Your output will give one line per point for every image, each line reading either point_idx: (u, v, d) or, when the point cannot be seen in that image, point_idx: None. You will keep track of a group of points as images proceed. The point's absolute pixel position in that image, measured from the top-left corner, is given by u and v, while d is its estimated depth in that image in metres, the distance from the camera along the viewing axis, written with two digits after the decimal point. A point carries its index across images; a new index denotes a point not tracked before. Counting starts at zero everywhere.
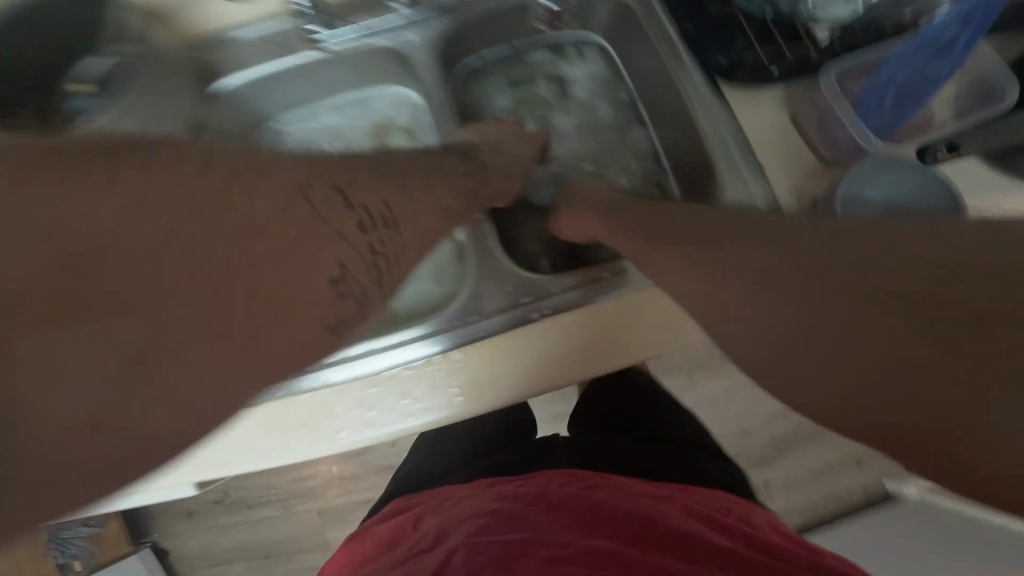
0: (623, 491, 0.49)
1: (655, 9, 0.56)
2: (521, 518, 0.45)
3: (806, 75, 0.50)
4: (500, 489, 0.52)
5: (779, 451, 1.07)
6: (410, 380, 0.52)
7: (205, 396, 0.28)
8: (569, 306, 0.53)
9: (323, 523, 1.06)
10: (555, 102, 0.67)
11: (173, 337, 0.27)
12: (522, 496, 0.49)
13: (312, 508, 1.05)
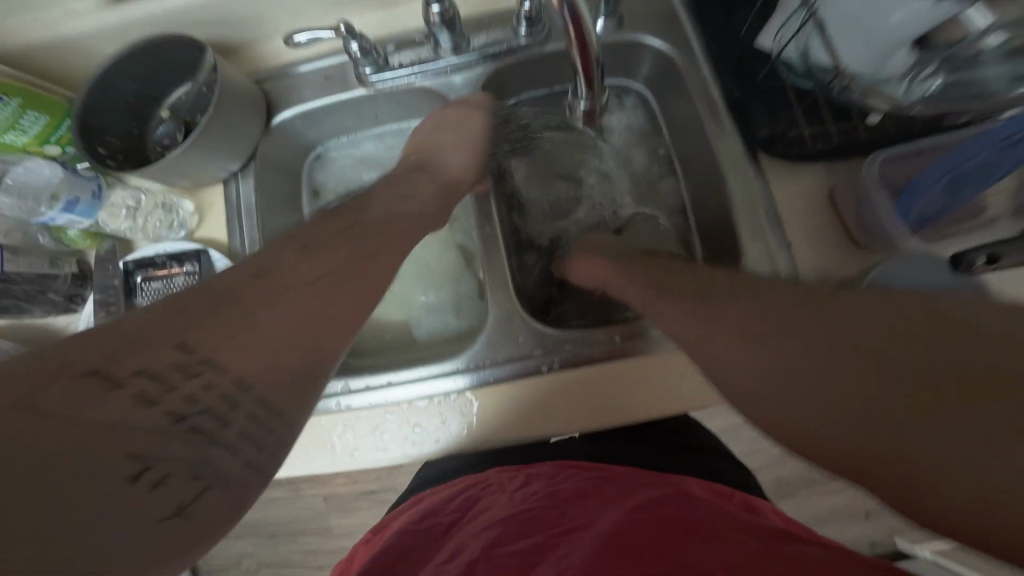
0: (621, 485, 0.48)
1: (699, 72, 0.56)
2: (531, 520, 0.44)
3: (847, 154, 0.50)
4: (500, 493, 0.51)
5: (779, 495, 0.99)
6: (423, 413, 0.54)
7: (216, 382, 0.30)
8: (584, 360, 0.54)
9: (327, 510, 1.10)
10: (591, 147, 0.68)
11: (186, 331, 0.30)
12: (523, 499, 0.48)
13: (318, 494, 1.09)
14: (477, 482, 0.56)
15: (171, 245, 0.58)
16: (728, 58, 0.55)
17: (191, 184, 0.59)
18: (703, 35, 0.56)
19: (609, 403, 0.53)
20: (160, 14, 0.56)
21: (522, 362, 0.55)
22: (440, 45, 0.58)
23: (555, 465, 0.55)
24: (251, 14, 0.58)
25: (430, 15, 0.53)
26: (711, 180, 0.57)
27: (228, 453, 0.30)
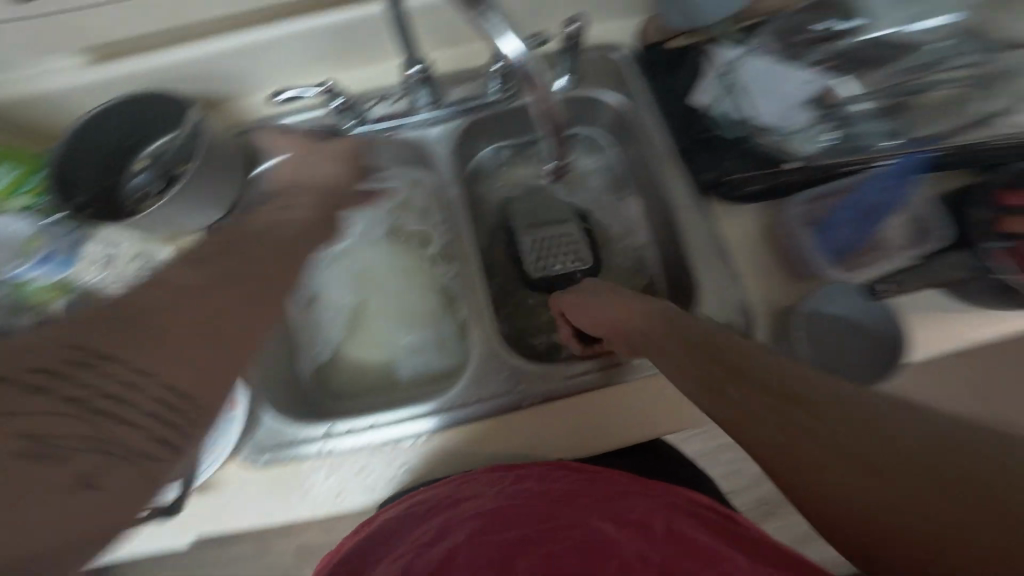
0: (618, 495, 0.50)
1: (652, 123, 0.63)
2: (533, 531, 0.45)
3: (782, 193, 0.56)
4: (498, 489, 0.52)
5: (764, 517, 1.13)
6: (410, 452, 0.56)
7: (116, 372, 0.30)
8: (564, 392, 0.58)
9: (298, 564, 1.05)
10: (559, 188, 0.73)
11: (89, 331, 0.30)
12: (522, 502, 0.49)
13: (288, 547, 1.04)
14: (469, 477, 0.54)
15: None
16: (674, 112, 0.62)
17: (169, 234, 0.60)
18: (653, 92, 0.63)
19: (589, 432, 0.57)
20: (143, 72, 0.59)
21: (506, 397, 0.58)
22: (418, 102, 0.64)
23: (547, 464, 0.55)
24: (234, 72, 0.62)
25: (408, 75, 0.59)
26: (666, 220, 0.63)
27: (135, 429, 0.30)
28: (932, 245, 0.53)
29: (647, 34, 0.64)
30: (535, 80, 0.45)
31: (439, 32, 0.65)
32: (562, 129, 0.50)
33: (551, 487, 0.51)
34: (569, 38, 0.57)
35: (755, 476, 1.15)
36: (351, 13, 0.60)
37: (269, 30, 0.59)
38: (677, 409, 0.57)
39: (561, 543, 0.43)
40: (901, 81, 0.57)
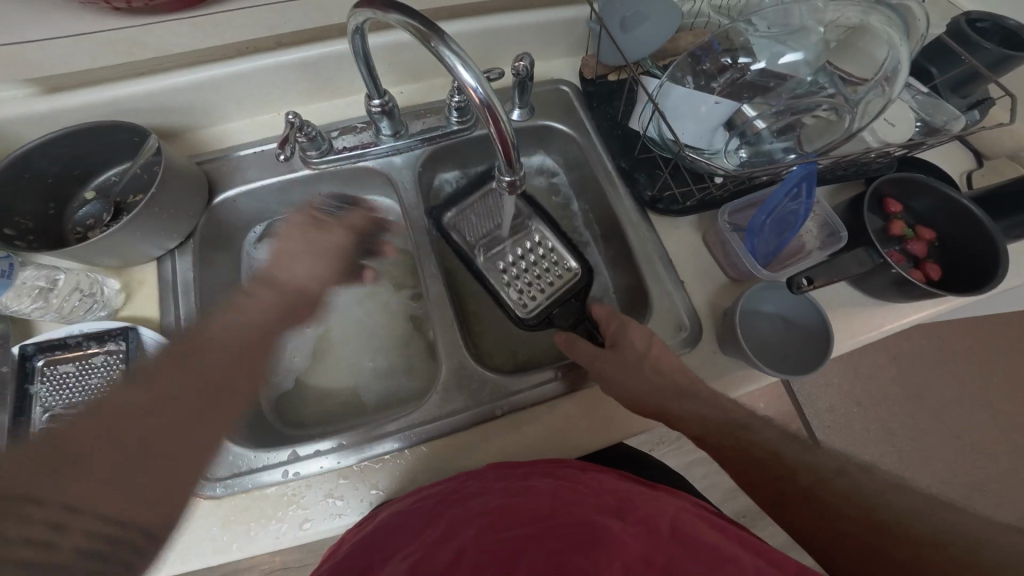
0: (630, 502, 0.52)
1: (598, 148, 0.70)
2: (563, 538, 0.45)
3: (715, 204, 0.64)
4: (509, 492, 0.50)
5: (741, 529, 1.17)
6: (379, 473, 0.56)
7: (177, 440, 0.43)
8: (533, 401, 0.60)
9: None
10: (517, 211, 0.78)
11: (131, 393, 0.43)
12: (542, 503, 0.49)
13: None
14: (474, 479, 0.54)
15: (91, 323, 0.55)
16: (614, 138, 0.69)
17: (120, 263, 0.58)
18: (596, 121, 0.71)
19: (554, 437, 0.59)
20: (94, 102, 0.58)
21: (475, 410, 0.59)
22: (381, 131, 0.66)
23: (549, 466, 0.55)
24: (197, 105, 0.63)
25: (373, 106, 0.61)
26: (615, 235, 0.69)
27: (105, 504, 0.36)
28: (837, 245, 0.61)
29: (588, 70, 0.71)
30: (495, 106, 0.45)
31: (401, 70, 0.70)
32: (515, 144, 0.49)
33: (557, 485, 0.52)
34: (520, 74, 0.62)
35: (727, 486, 1.20)
36: (315, 52, 0.63)
37: (234, 65, 0.61)
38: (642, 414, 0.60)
39: (567, 541, 0.44)
40: (788, 103, 0.60)
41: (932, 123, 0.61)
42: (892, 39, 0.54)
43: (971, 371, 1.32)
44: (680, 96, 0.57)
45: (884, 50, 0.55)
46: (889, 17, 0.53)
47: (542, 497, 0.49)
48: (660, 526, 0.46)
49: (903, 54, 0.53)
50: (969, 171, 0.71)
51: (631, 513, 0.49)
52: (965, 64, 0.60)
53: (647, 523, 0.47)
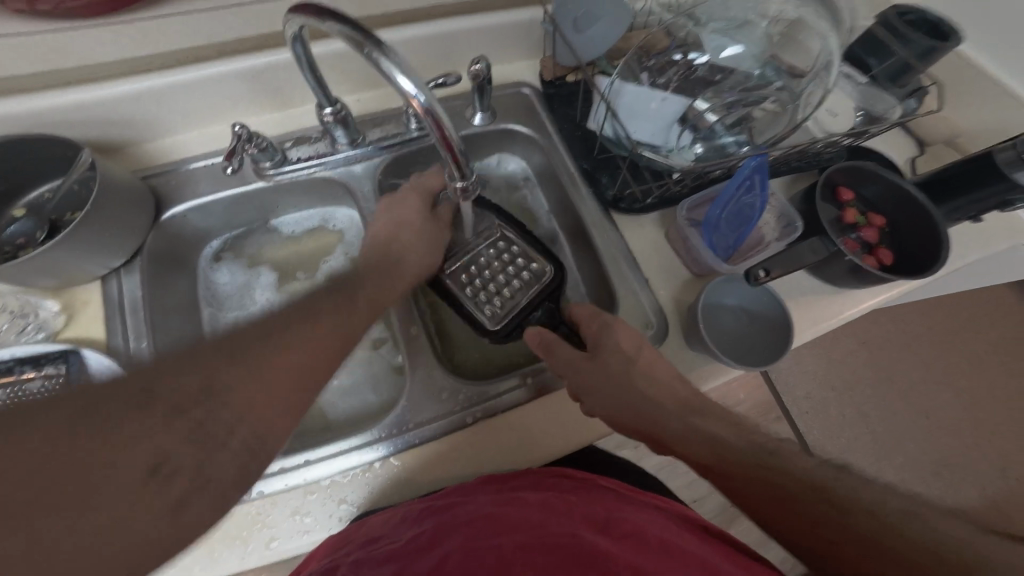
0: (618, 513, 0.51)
1: (560, 149, 0.70)
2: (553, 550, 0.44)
3: (675, 203, 0.64)
4: (501, 505, 0.50)
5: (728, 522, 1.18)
6: (348, 489, 0.54)
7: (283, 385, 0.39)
8: (501, 410, 0.59)
9: None
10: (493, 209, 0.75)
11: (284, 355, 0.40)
12: (530, 519, 0.48)
13: None
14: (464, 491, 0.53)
15: (24, 347, 0.52)
16: (575, 140, 0.69)
17: (59, 284, 0.55)
18: (556, 122, 0.71)
19: (526, 442, 0.58)
20: (21, 113, 0.55)
21: (445, 420, 0.57)
22: (337, 140, 0.64)
23: (540, 479, 0.55)
24: (138, 116, 0.61)
25: (324, 115, 0.60)
26: (581, 236, 0.69)
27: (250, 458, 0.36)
28: (793, 235, 0.62)
29: (546, 72, 0.71)
30: (439, 114, 0.44)
31: (355, 77, 0.68)
32: (463, 150, 0.48)
33: (545, 497, 0.52)
34: (477, 77, 0.62)
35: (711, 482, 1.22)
36: (260, 60, 0.61)
37: (175, 75, 0.59)
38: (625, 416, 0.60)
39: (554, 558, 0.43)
40: (739, 96, 0.62)
41: (873, 113, 0.64)
42: (821, 30, 0.59)
43: (934, 351, 1.37)
44: (633, 93, 0.58)
45: (818, 42, 0.59)
46: (817, 11, 0.59)
47: (531, 508, 0.49)
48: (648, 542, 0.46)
49: (835, 47, 0.57)
50: (913, 159, 0.74)
51: (618, 526, 0.48)
52: (899, 56, 0.63)
53: (634, 535, 0.47)
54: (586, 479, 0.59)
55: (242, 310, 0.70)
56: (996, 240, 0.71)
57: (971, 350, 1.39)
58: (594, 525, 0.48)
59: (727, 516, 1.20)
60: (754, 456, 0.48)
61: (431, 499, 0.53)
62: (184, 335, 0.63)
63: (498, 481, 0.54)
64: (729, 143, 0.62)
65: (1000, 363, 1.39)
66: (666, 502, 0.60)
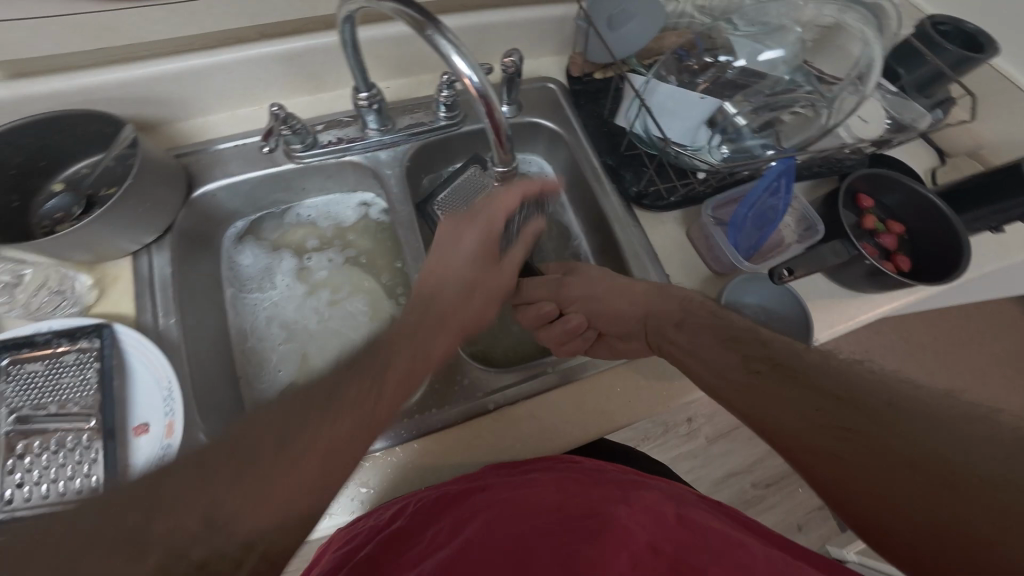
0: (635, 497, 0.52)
1: (585, 142, 0.70)
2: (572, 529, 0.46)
3: (699, 199, 0.65)
4: (519, 487, 0.51)
5: None
6: (370, 471, 0.55)
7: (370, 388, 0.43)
8: (519, 396, 0.59)
9: None
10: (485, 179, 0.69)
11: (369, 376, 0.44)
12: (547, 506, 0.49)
13: None
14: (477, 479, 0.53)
15: (60, 321, 0.53)
16: (600, 135, 0.70)
17: (92, 258, 0.56)
18: (583, 118, 0.71)
19: (548, 435, 0.58)
20: (64, 90, 0.56)
21: (465, 407, 0.58)
22: (368, 125, 0.65)
23: (553, 462, 0.56)
24: (175, 96, 0.62)
25: (360, 99, 0.61)
26: (602, 231, 0.69)
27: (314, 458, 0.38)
28: (813, 238, 0.63)
29: (576, 67, 0.72)
30: (490, 97, 0.45)
31: (388, 65, 0.69)
32: (508, 133, 0.49)
33: (559, 478, 0.53)
34: (509, 69, 0.63)
35: (713, 482, 1.25)
36: (298, 44, 0.62)
37: (215, 56, 0.60)
38: (673, 388, 0.60)
39: (574, 534, 0.46)
40: (767, 100, 0.63)
41: (901, 120, 0.65)
42: (865, 36, 0.58)
43: (938, 362, 1.39)
44: (666, 93, 0.60)
45: (859, 47, 0.59)
46: (864, 17, 0.58)
47: (549, 490, 0.51)
48: (666, 516, 0.49)
49: (875, 53, 0.57)
50: (932, 168, 0.75)
51: (635, 504, 0.50)
52: (929, 65, 0.64)
53: (652, 513, 0.49)
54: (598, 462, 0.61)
55: (264, 293, 0.70)
56: (1010, 251, 0.72)
57: (973, 361, 1.41)
58: (615, 506, 0.50)
59: None
60: (793, 383, 0.44)
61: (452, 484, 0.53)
62: (208, 314, 0.64)
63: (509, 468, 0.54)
64: (755, 145, 0.63)
65: (1002, 374, 1.40)
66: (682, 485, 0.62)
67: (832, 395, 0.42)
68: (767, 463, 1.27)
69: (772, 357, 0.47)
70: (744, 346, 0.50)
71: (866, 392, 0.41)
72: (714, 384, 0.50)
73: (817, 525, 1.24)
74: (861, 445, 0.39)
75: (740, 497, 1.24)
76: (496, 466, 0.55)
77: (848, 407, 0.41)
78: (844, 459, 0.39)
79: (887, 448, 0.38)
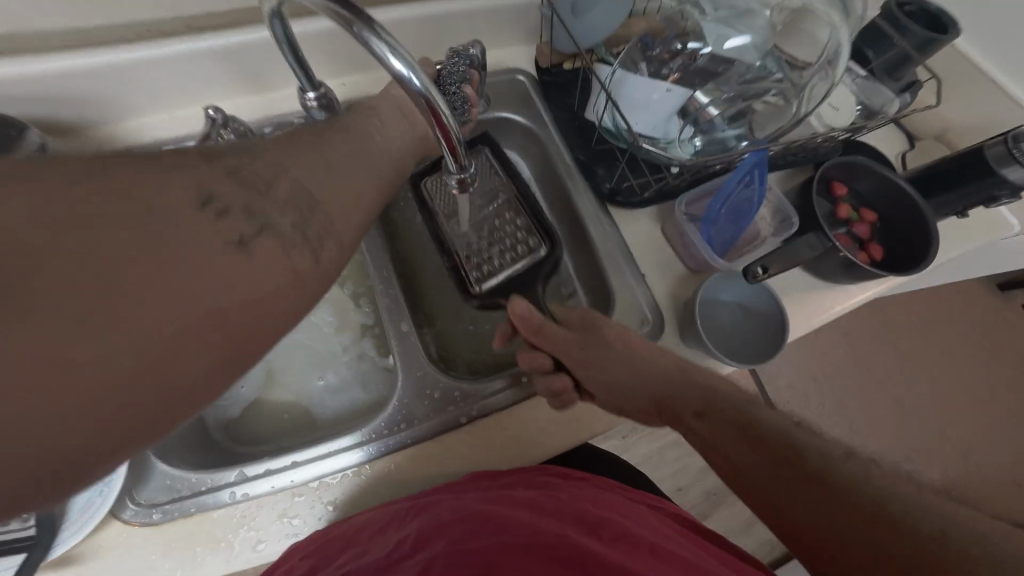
0: (619, 521, 0.49)
1: (555, 139, 0.67)
2: (548, 550, 0.42)
3: (673, 195, 0.63)
4: (496, 505, 0.48)
5: (712, 507, 1.23)
6: (336, 489, 0.53)
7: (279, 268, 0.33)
8: (494, 407, 0.57)
9: None
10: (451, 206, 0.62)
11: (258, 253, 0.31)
12: (524, 521, 0.46)
13: None
14: (455, 494, 0.51)
15: None
16: (570, 129, 0.67)
17: None
18: (552, 112, 0.68)
19: (526, 443, 0.56)
20: None
21: (436, 420, 0.56)
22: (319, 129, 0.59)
23: (540, 477, 0.55)
24: (106, 94, 0.57)
25: (306, 100, 0.55)
26: (576, 231, 0.67)
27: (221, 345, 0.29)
28: (788, 232, 0.61)
29: (543, 57, 0.67)
30: (432, 96, 0.41)
31: (343, 59, 0.65)
32: (461, 139, 0.45)
33: (536, 496, 0.51)
34: (471, 61, 0.60)
35: (698, 469, 1.26)
36: (238, 38, 0.57)
37: (146, 52, 0.55)
38: None
39: (547, 556, 0.42)
40: (739, 90, 0.61)
41: (871, 107, 0.65)
42: (831, 19, 0.56)
43: (912, 341, 1.42)
44: (633, 84, 0.56)
45: (826, 31, 0.57)
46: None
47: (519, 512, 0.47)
48: (639, 539, 0.46)
49: (844, 37, 0.55)
50: (903, 153, 0.75)
51: (615, 529, 0.47)
52: (897, 47, 0.63)
53: (625, 538, 0.46)
54: (572, 473, 0.60)
55: None
56: (980, 234, 0.73)
57: (945, 338, 1.44)
58: (596, 531, 0.46)
59: (712, 501, 1.24)
60: (755, 452, 0.46)
61: (426, 501, 0.50)
62: None
63: (488, 484, 0.52)
64: (726, 137, 0.61)
65: (971, 352, 1.44)
66: (653, 499, 0.62)
67: (794, 465, 0.43)
68: None
69: (734, 419, 0.48)
70: (729, 414, 0.49)
71: (820, 457, 0.43)
72: (696, 443, 0.51)
73: None
74: (829, 510, 0.41)
75: (725, 483, 1.25)
76: (476, 482, 0.52)
77: (814, 474, 0.42)
78: (825, 520, 0.41)
79: (858, 513, 0.39)
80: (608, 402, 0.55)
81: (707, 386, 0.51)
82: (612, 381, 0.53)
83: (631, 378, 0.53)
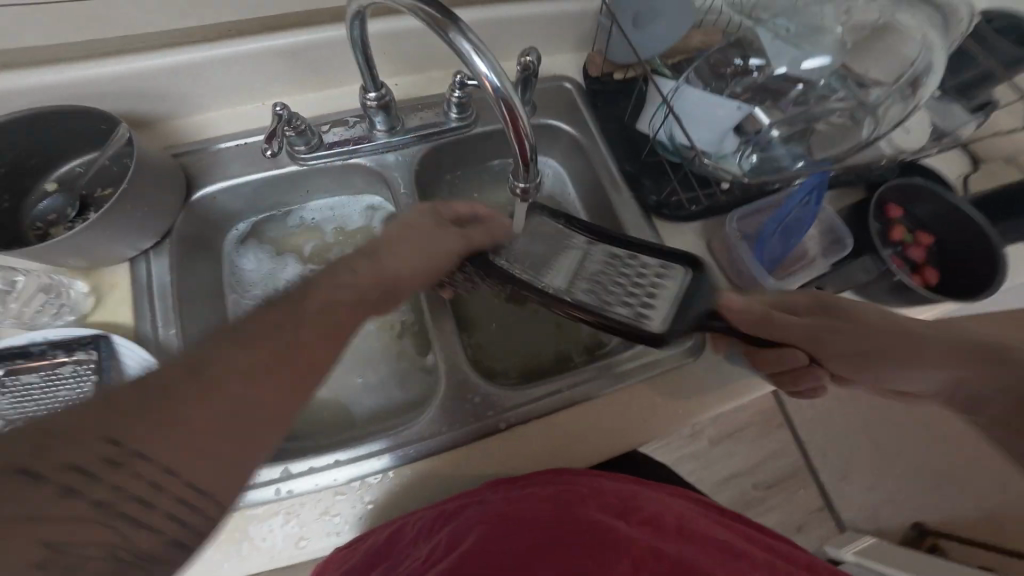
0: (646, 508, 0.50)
1: (602, 149, 0.67)
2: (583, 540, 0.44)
3: (722, 210, 0.62)
4: (527, 499, 0.48)
5: None
6: (377, 489, 0.54)
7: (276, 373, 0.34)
8: (535, 415, 0.57)
9: None
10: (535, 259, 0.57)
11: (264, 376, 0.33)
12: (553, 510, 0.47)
13: None
14: (484, 497, 0.50)
15: (56, 330, 0.50)
16: (619, 139, 0.67)
17: (89, 264, 0.53)
18: (599, 121, 0.68)
19: (565, 452, 0.57)
20: (56, 83, 0.53)
21: (476, 424, 0.56)
22: (376, 126, 0.62)
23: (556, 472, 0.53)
24: (174, 89, 0.58)
25: (368, 99, 0.57)
26: None
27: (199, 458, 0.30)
28: (840, 253, 0.60)
29: (594, 67, 0.68)
30: (512, 101, 0.42)
31: (401, 60, 0.66)
32: (532, 141, 0.46)
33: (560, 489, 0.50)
34: (527, 69, 0.59)
35: (714, 484, 1.24)
36: (302, 38, 0.58)
37: (217, 48, 0.56)
38: (691, 405, 0.58)
39: (584, 549, 0.43)
40: (798, 109, 0.61)
41: (942, 128, 0.63)
42: (923, 37, 0.55)
43: None
44: (694, 98, 0.57)
45: (911, 48, 0.56)
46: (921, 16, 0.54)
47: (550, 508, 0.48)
48: (668, 525, 0.49)
49: (934, 57, 0.54)
50: (964, 176, 0.73)
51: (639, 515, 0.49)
52: (979, 64, 0.61)
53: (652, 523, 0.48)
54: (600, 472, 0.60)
55: None
56: None
57: None
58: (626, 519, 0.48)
59: None
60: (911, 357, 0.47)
61: (458, 502, 0.50)
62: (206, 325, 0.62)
63: (514, 485, 0.52)
64: (783, 155, 0.60)
65: None
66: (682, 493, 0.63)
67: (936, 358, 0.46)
68: (768, 465, 1.26)
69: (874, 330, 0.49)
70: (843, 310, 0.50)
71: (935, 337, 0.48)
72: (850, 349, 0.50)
73: (818, 527, 1.23)
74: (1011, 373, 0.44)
75: (741, 499, 1.23)
76: (502, 485, 0.52)
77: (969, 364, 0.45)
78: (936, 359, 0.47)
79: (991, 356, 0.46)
80: (830, 351, 0.50)
81: (836, 302, 0.51)
82: (826, 339, 0.50)
83: (836, 335, 0.50)
